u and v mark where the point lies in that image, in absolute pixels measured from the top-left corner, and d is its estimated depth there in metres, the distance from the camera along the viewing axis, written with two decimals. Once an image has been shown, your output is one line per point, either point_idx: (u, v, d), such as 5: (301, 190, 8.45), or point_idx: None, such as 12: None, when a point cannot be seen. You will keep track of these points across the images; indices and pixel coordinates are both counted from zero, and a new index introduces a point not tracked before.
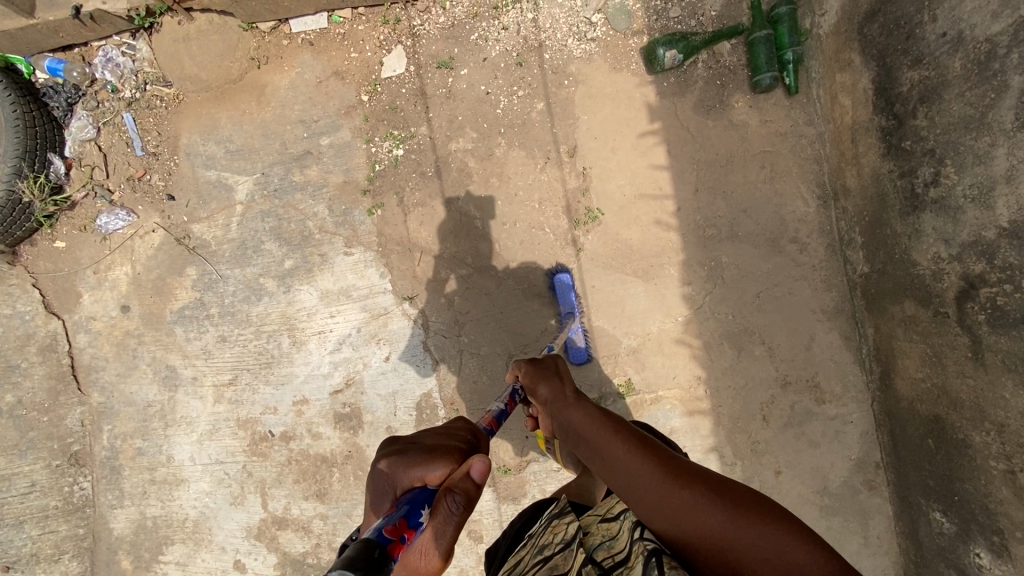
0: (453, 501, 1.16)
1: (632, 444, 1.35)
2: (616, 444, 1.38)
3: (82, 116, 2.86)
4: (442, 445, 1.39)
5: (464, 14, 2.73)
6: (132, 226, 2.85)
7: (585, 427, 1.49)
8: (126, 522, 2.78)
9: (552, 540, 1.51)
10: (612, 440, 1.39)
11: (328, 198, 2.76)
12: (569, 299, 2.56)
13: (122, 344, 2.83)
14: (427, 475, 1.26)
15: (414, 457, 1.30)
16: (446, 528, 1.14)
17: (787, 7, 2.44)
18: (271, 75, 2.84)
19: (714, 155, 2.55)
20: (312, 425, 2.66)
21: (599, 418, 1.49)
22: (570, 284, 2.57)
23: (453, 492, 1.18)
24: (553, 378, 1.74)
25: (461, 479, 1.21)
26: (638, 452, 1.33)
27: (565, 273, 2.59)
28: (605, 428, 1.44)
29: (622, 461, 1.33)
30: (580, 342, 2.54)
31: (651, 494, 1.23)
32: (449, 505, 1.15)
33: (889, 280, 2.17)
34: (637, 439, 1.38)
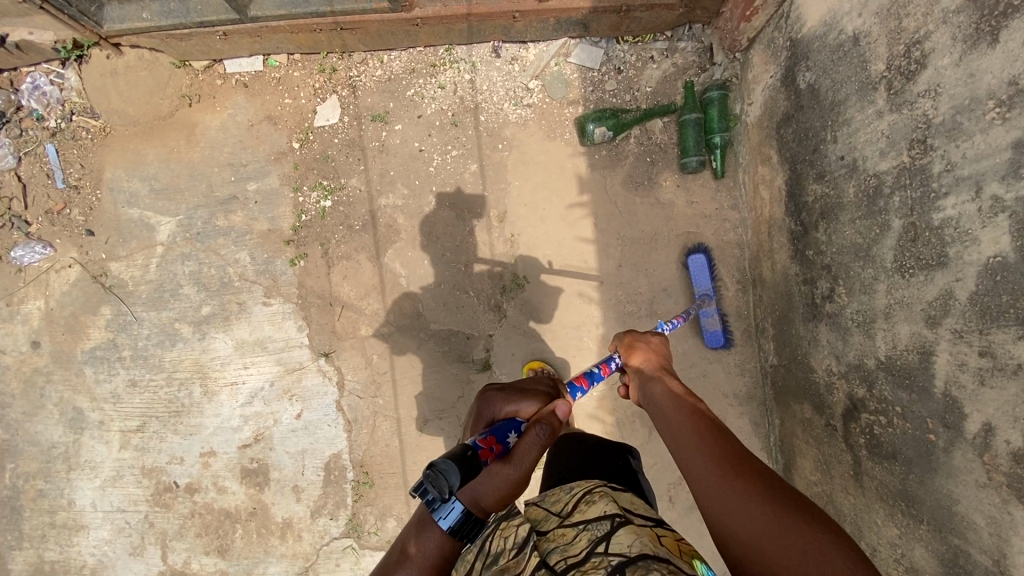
0: (541, 429, 1.38)
1: (701, 420, 1.18)
2: (679, 417, 1.22)
3: (3, 144, 2.77)
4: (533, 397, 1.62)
5: (402, 68, 2.69)
6: (48, 259, 2.76)
7: (658, 396, 1.34)
8: (22, 565, 2.70)
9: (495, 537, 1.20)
10: (684, 413, 1.22)
11: (251, 245, 2.70)
12: (705, 280, 2.41)
13: (30, 380, 2.74)
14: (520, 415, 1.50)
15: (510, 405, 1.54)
16: (529, 451, 1.34)
17: (718, 92, 2.42)
18: (203, 115, 2.77)
19: (639, 232, 2.55)
20: (218, 478, 2.62)
21: (678, 392, 1.31)
22: (705, 264, 2.41)
23: (540, 423, 1.40)
24: (647, 351, 1.56)
25: (547, 415, 1.45)
26: (706, 434, 1.14)
27: (700, 252, 2.42)
28: (680, 402, 1.26)
29: (683, 436, 1.16)
30: (716, 326, 2.42)
31: (700, 470, 1.07)
32: (535, 433, 1.37)
33: (793, 378, 2.17)
34: (709, 419, 1.19)
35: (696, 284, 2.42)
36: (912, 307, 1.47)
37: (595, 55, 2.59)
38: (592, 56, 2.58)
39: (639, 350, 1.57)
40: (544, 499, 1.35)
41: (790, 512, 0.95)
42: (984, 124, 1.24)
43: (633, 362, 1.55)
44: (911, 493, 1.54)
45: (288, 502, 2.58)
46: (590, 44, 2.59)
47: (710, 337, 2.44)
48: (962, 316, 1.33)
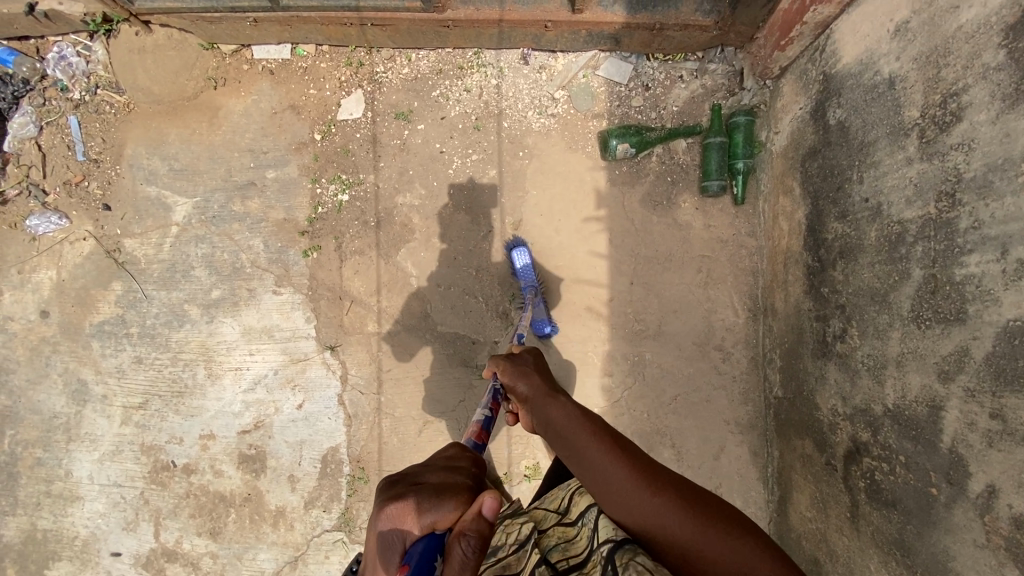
0: (466, 546, 0.99)
1: (607, 443, 1.22)
2: (584, 440, 1.25)
3: (26, 111, 2.78)
4: (444, 478, 1.18)
5: (429, 68, 2.68)
6: (63, 230, 2.78)
7: (557, 421, 1.36)
8: (16, 531, 2.73)
9: (506, 542, 1.48)
10: (588, 437, 1.25)
11: (265, 233, 2.71)
12: (529, 274, 2.51)
13: (36, 349, 2.77)
14: (436, 519, 1.04)
15: (418, 500, 1.07)
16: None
17: (745, 117, 2.42)
18: (227, 99, 2.78)
19: (653, 252, 2.54)
20: (215, 461, 2.64)
21: (575, 412, 1.34)
22: (528, 259, 2.52)
23: (466, 535, 1.00)
24: (531, 373, 1.59)
25: (473, 519, 1.02)
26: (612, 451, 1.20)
27: (522, 248, 2.52)
28: (583, 425, 1.29)
29: (596, 464, 1.19)
30: (541, 314, 2.49)
31: (625, 500, 1.12)
32: (462, 551, 0.98)
33: (797, 413, 2.17)
34: (610, 434, 1.26)
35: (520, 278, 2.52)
36: (925, 358, 1.47)
37: (623, 71, 2.58)
38: (620, 71, 2.58)
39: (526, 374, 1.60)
40: (545, 497, 1.62)
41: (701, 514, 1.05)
42: (1015, 186, 1.23)
43: (522, 389, 1.56)
44: (907, 543, 1.54)
45: (283, 491, 2.60)
46: (620, 58, 2.58)
47: (541, 326, 2.51)
48: (976, 375, 1.32)
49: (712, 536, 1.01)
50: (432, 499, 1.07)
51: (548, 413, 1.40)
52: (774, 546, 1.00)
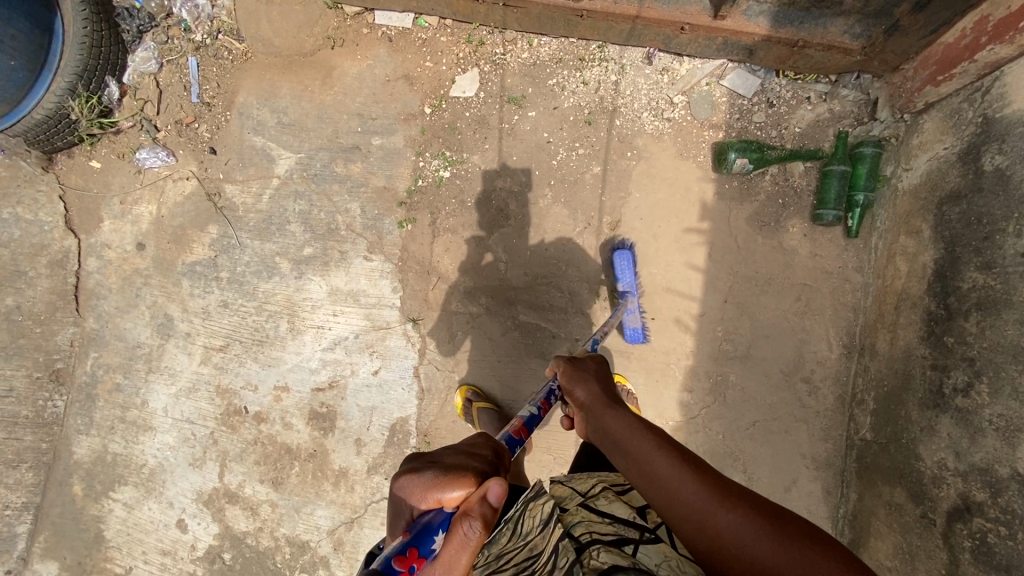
0: (469, 526, 1.16)
1: (670, 453, 1.32)
2: (655, 457, 1.32)
3: (149, 47, 2.82)
4: (461, 462, 1.38)
5: (549, 55, 2.65)
6: (168, 167, 2.83)
7: (620, 434, 1.47)
8: (87, 450, 2.81)
9: (530, 525, 1.38)
10: (652, 448, 1.35)
11: (364, 199, 2.74)
12: (629, 275, 2.48)
13: (128, 279, 2.83)
14: (443, 497, 1.23)
15: (430, 478, 1.27)
16: (458, 554, 1.17)
17: (873, 149, 2.35)
18: (342, 60, 2.79)
19: (753, 273, 2.50)
20: (286, 414, 2.69)
21: (639, 428, 1.46)
22: (631, 261, 2.49)
23: (470, 517, 1.17)
24: (591, 382, 1.75)
25: (478, 503, 1.22)
26: (678, 462, 1.29)
27: (626, 250, 2.49)
28: (647, 437, 1.41)
29: (666, 478, 1.26)
30: (636, 323, 2.48)
31: (696, 512, 1.16)
32: (464, 532, 1.16)
33: (888, 459, 2.15)
34: (676, 449, 1.35)
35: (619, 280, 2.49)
36: None
37: (750, 84, 2.51)
38: (746, 83, 2.51)
39: (582, 381, 1.76)
40: (572, 480, 1.55)
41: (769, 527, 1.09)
42: None
43: (581, 395, 1.73)
44: None
45: (348, 452, 2.65)
46: (748, 71, 2.51)
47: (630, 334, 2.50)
48: None
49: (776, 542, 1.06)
50: (444, 478, 1.27)
51: (611, 426, 1.53)
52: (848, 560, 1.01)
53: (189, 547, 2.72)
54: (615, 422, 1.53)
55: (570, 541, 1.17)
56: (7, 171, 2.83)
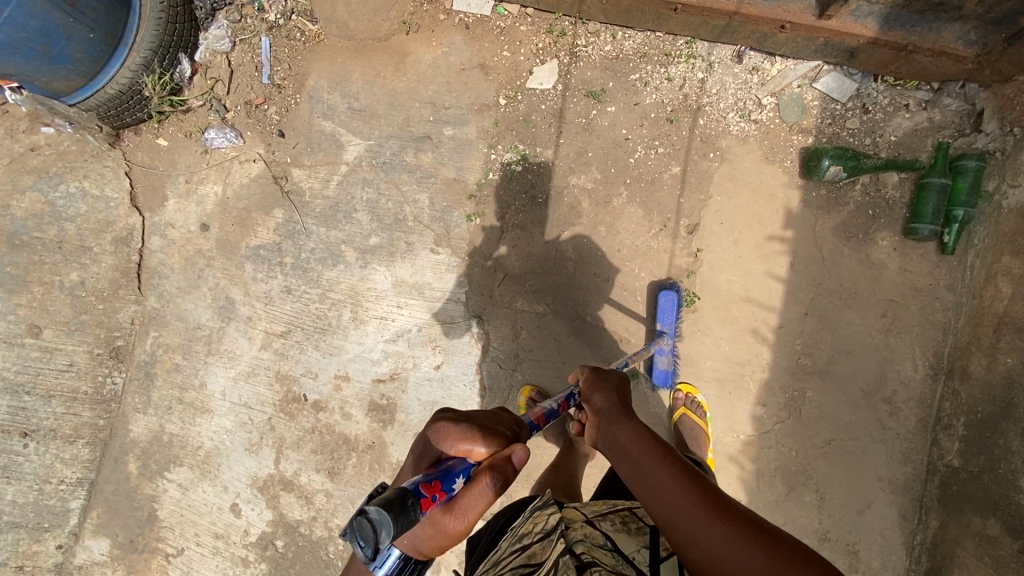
0: (492, 481, 1.26)
1: (677, 470, 1.23)
2: (660, 476, 1.23)
3: (222, 25, 2.77)
4: (489, 420, 1.46)
5: (632, 49, 2.56)
6: (236, 149, 2.79)
7: (624, 443, 1.38)
8: (144, 429, 2.80)
9: (532, 531, 1.51)
10: (657, 462, 1.27)
11: (433, 189, 2.68)
12: (670, 318, 2.41)
13: (191, 260, 2.80)
14: (472, 449, 1.32)
15: (462, 429, 1.34)
16: (476, 504, 1.25)
17: (977, 162, 2.24)
18: (417, 46, 2.72)
19: (837, 285, 2.41)
20: (345, 404, 2.68)
21: (646, 439, 1.35)
22: (675, 303, 2.41)
23: (492, 473, 1.27)
24: (608, 388, 1.63)
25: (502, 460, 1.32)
26: (682, 480, 1.21)
27: (674, 291, 2.42)
28: (651, 447, 1.32)
29: (668, 498, 1.18)
30: (665, 365, 2.42)
31: (701, 542, 1.09)
32: (485, 487, 1.25)
33: (980, 488, 2.10)
34: (684, 466, 1.26)
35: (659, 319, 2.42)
36: None
37: (845, 88, 2.40)
38: (841, 87, 2.41)
39: (591, 382, 1.67)
40: (585, 505, 1.65)
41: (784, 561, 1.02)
42: None
43: (597, 400, 1.60)
44: None
45: (407, 446, 2.63)
46: (844, 74, 2.40)
47: (659, 376, 2.44)
48: None
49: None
50: (475, 432, 1.33)
51: (619, 431, 1.44)
52: None
53: (242, 532, 2.72)
54: (621, 429, 1.43)
55: (570, 558, 1.26)
56: (75, 144, 2.80)
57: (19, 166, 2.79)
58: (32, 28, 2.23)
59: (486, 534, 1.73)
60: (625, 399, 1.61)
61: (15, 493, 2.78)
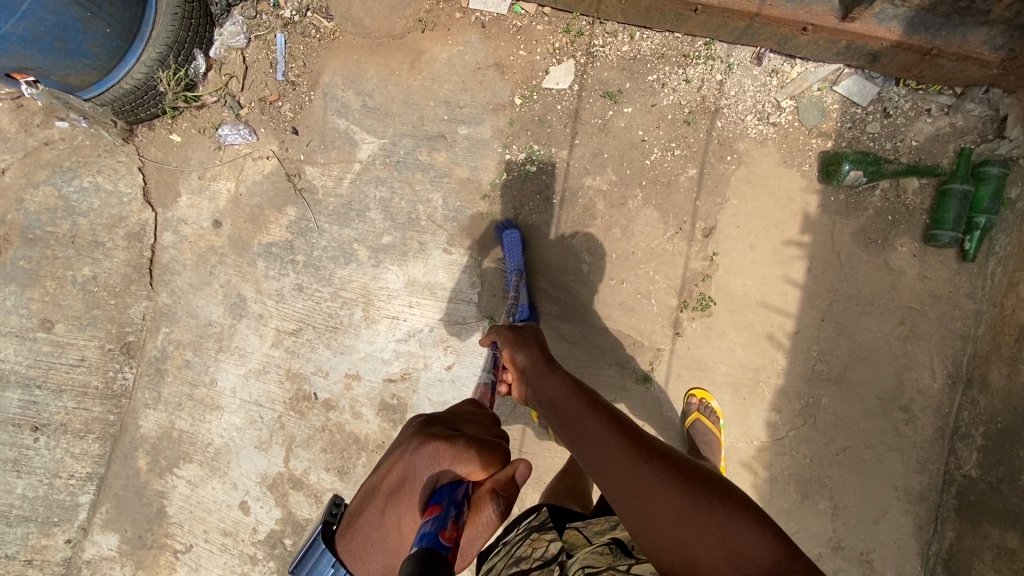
0: (497, 507, 1.22)
1: (603, 415, 1.36)
2: (589, 422, 1.35)
3: (237, 21, 2.76)
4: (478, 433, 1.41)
5: (650, 50, 2.53)
6: (249, 145, 2.78)
7: (556, 398, 1.49)
8: (154, 425, 2.80)
9: (530, 554, 1.50)
10: (585, 412, 1.39)
11: (447, 189, 2.67)
12: (517, 255, 2.51)
13: (202, 256, 2.79)
14: (468, 472, 1.26)
15: (459, 447, 1.28)
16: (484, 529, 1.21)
17: (999, 169, 2.22)
18: (433, 44, 2.70)
19: (855, 292, 2.39)
20: (356, 403, 2.67)
21: (580, 398, 1.45)
22: (518, 240, 2.52)
23: (498, 498, 1.23)
24: (531, 345, 1.74)
25: (504, 481, 1.28)
26: (607, 424, 1.33)
27: (515, 230, 2.53)
28: (581, 400, 1.43)
29: (594, 441, 1.29)
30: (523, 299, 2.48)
31: (620, 476, 1.20)
32: (490, 515, 1.21)
33: (1000, 499, 2.08)
34: (609, 413, 1.38)
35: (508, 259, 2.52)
36: None
37: (866, 92, 2.38)
38: (862, 91, 2.38)
39: (520, 342, 1.75)
40: (587, 525, 1.62)
41: (689, 487, 1.15)
42: None
43: (521, 359, 1.70)
44: None
45: None
46: (865, 77, 2.37)
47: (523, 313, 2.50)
48: None
49: (695, 502, 1.12)
50: (471, 452, 1.27)
51: (548, 386, 1.55)
52: (759, 515, 1.11)
53: (251, 529, 2.71)
54: (556, 388, 1.52)
55: None
56: (89, 139, 2.80)
57: (33, 160, 2.79)
58: (50, 22, 2.21)
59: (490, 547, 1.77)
60: (549, 356, 1.72)
61: (25, 486, 2.79)
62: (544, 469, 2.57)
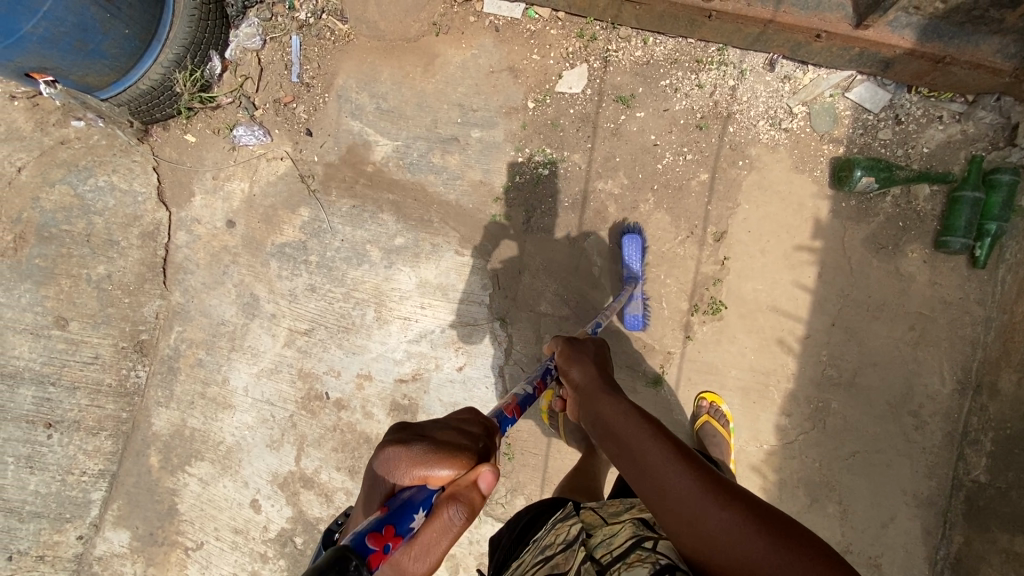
0: (455, 512, 1.06)
1: (663, 445, 1.27)
2: (651, 450, 1.27)
3: (253, 23, 2.78)
4: (447, 436, 1.22)
5: (663, 55, 2.55)
6: (263, 146, 2.80)
7: (614, 422, 1.42)
8: (166, 422, 2.82)
9: (553, 540, 1.47)
10: (647, 438, 1.31)
11: (459, 191, 2.69)
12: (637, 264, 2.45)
13: (216, 256, 2.81)
14: (430, 475, 1.08)
15: (417, 451, 1.09)
16: (438, 539, 1.05)
17: (1011, 177, 2.23)
18: (446, 47, 2.72)
19: (865, 297, 2.40)
20: (367, 403, 2.69)
21: (640, 422, 1.37)
22: (639, 248, 2.46)
23: (456, 503, 1.07)
24: (587, 363, 1.69)
25: (467, 487, 1.11)
26: (672, 454, 1.24)
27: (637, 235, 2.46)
28: (641, 425, 1.36)
29: (657, 472, 1.22)
30: (637, 310, 2.45)
31: (689, 514, 1.12)
32: (449, 516, 1.05)
33: (1009, 505, 2.10)
34: (674, 442, 1.29)
35: (627, 265, 2.46)
36: None
37: (878, 99, 2.39)
38: (874, 98, 2.40)
39: (574, 358, 1.71)
40: (604, 504, 1.61)
41: (768, 531, 1.04)
42: None
43: (575, 374, 1.67)
44: None
45: None
46: (878, 84, 2.39)
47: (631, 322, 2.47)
48: None
49: (776, 548, 1.01)
50: (430, 455, 1.09)
51: (605, 408, 1.48)
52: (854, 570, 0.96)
53: (261, 528, 2.73)
54: (613, 411, 1.45)
55: (592, 564, 1.28)
56: (104, 139, 2.82)
57: (49, 158, 2.81)
58: (70, 23, 2.23)
59: (507, 534, 1.73)
60: (605, 374, 1.66)
61: (37, 483, 2.81)
62: (554, 470, 2.59)
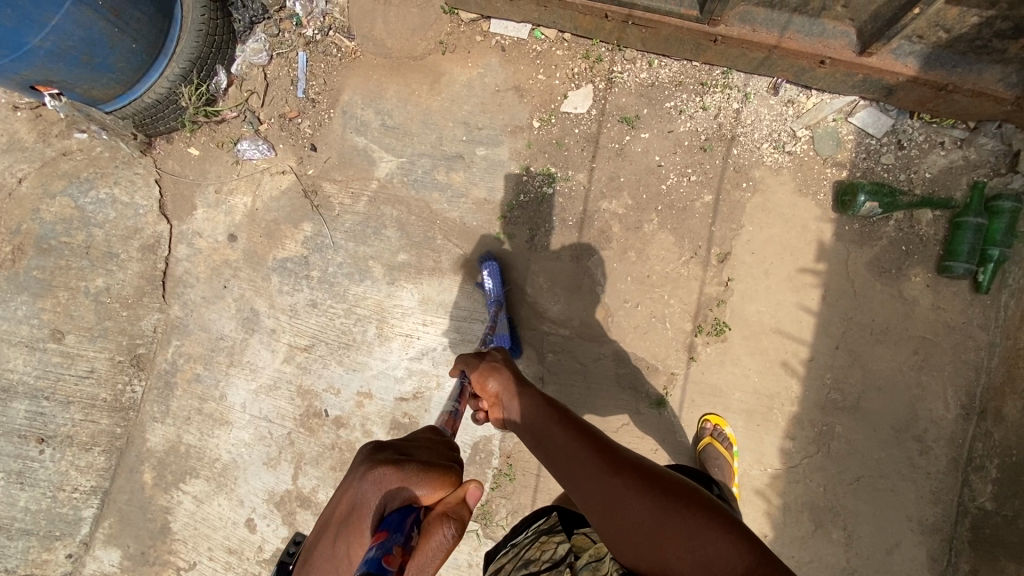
0: (448, 530, 1.00)
1: (586, 443, 1.25)
2: (575, 449, 1.24)
3: (260, 39, 2.79)
4: (427, 454, 1.20)
5: (668, 78, 2.57)
6: (267, 161, 2.79)
7: (535, 423, 1.36)
8: (161, 438, 2.77)
9: (539, 557, 1.46)
10: (570, 437, 1.27)
11: (464, 209, 2.68)
12: (496, 286, 2.54)
13: (216, 270, 2.79)
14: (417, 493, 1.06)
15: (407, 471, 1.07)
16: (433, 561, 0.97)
17: (1012, 204, 2.25)
18: (452, 66, 2.74)
19: (869, 320, 2.41)
20: (367, 421, 2.66)
21: (558, 421, 1.33)
22: (497, 271, 2.55)
23: (449, 521, 1.02)
24: (499, 369, 1.58)
25: (456, 505, 1.08)
26: (595, 451, 1.23)
27: (492, 261, 2.57)
28: (560, 424, 1.32)
29: (586, 470, 1.20)
30: (501, 330, 2.48)
31: (620, 510, 1.13)
32: (443, 534, 0.99)
33: (1016, 534, 2.09)
34: (594, 437, 1.28)
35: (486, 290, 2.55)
36: None
37: (880, 123, 2.42)
38: (877, 122, 2.42)
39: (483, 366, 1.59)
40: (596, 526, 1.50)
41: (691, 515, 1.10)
42: None
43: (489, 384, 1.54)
44: None
45: None
46: (880, 110, 2.41)
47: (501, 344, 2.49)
48: None
49: (701, 530, 1.08)
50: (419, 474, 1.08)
51: (538, 424, 1.35)
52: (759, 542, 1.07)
53: (256, 547, 2.68)
54: (532, 411, 1.39)
55: None
56: (107, 151, 2.81)
57: (50, 170, 2.80)
58: (78, 36, 2.23)
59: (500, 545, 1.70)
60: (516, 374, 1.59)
61: (27, 499, 2.75)
62: (556, 491, 2.56)
